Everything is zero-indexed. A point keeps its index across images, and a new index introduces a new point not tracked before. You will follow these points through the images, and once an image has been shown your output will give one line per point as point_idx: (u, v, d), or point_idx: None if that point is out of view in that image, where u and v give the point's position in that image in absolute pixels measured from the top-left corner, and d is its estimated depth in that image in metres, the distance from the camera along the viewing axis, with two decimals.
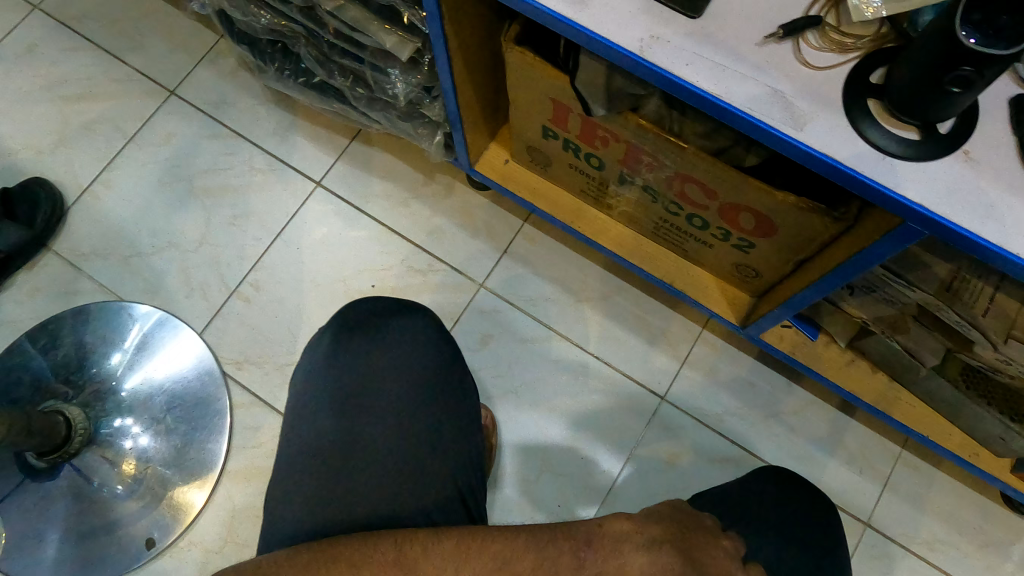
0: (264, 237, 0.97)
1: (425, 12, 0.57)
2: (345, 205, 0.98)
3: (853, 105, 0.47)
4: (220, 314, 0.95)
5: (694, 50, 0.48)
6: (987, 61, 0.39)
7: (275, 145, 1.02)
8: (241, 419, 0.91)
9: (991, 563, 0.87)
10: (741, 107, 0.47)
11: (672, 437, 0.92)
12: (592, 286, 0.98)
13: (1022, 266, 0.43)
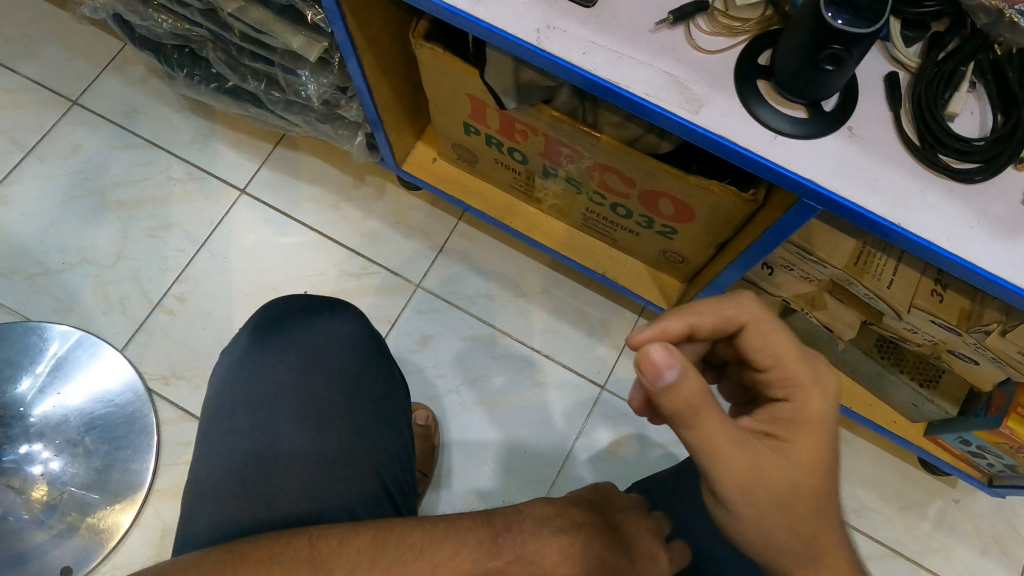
0: (188, 247, 0.98)
1: (325, 10, 0.56)
2: (273, 211, 1.00)
3: (746, 87, 0.47)
4: (143, 329, 0.94)
5: (590, 39, 0.48)
6: (853, 39, 0.41)
7: (195, 153, 1.02)
8: (171, 435, 0.90)
9: (915, 527, 0.90)
10: (640, 94, 0.47)
11: (614, 425, 0.93)
12: (530, 280, 0.98)
13: (904, 235, 0.46)
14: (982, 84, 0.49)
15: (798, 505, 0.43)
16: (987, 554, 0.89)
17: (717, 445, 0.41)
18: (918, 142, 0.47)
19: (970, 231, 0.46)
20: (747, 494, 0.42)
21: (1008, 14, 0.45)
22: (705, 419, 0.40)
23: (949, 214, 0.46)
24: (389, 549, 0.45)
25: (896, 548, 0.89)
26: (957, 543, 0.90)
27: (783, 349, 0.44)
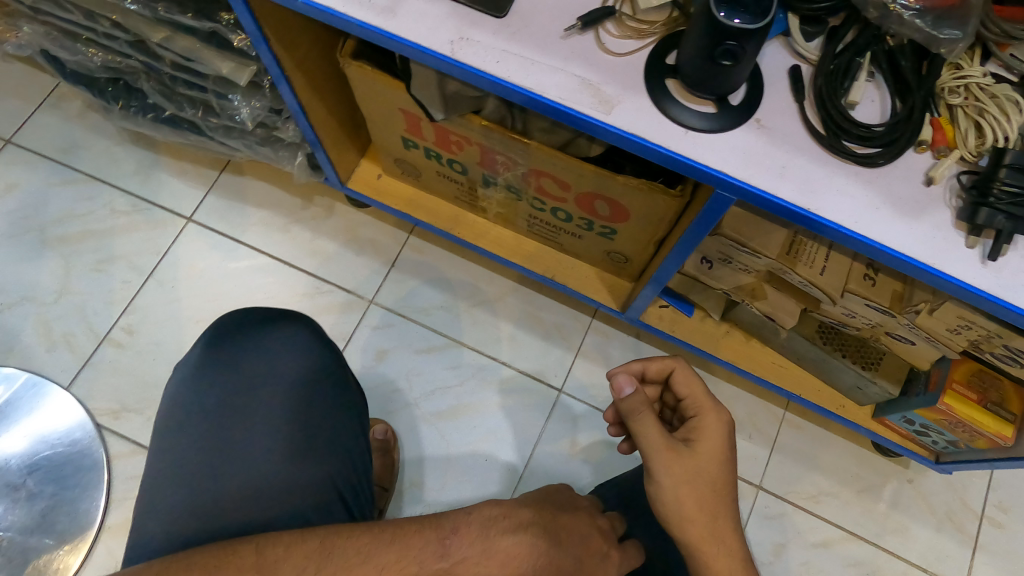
0: (135, 278, 0.97)
1: (248, 35, 0.57)
2: (220, 236, 1.00)
3: (655, 87, 0.49)
4: (90, 364, 0.93)
5: (502, 47, 0.50)
6: (744, 35, 0.43)
7: (139, 185, 1.02)
8: (122, 469, 0.89)
9: (868, 507, 0.96)
10: (553, 98, 0.49)
11: (574, 427, 0.93)
12: (484, 290, 0.99)
13: (814, 219, 0.47)
14: (880, 73, 0.51)
15: (717, 499, 0.53)
16: (939, 530, 0.95)
17: (655, 441, 0.53)
18: (824, 132, 0.49)
19: (874, 212, 0.48)
20: (678, 484, 0.52)
21: (894, 7, 0.48)
22: (645, 422, 0.53)
23: (854, 197, 0.48)
24: (338, 553, 0.43)
25: (852, 530, 0.95)
26: (911, 522, 0.96)
27: (701, 385, 0.57)
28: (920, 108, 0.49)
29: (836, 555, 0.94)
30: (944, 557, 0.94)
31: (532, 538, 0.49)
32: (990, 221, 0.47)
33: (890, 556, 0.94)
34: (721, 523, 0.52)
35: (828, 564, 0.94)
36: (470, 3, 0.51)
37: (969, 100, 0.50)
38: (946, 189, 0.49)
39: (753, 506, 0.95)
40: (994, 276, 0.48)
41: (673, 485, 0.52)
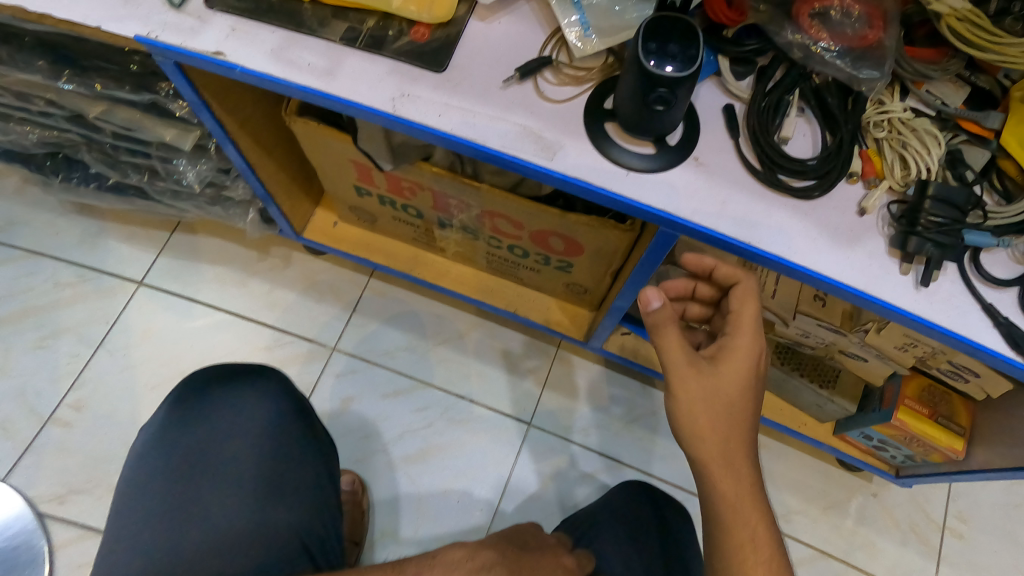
0: (84, 349, 0.95)
1: (187, 102, 0.58)
2: (172, 297, 0.99)
3: (596, 130, 0.50)
4: (31, 449, 0.90)
5: (443, 101, 0.51)
6: (673, 83, 0.43)
7: (86, 254, 1.00)
8: (66, 558, 0.86)
9: (837, 523, 0.98)
10: (496, 146, 0.49)
11: (546, 459, 0.93)
12: (448, 327, 0.99)
13: (755, 250, 0.49)
14: (810, 109, 0.53)
15: (731, 419, 0.51)
16: (906, 544, 0.97)
17: (674, 349, 0.52)
18: (759, 169, 0.51)
19: (812, 241, 0.50)
20: (694, 400, 0.51)
21: (815, 48, 0.51)
22: (666, 333, 0.52)
23: (792, 228, 0.50)
24: None
25: (823, 548, 0.96)
26: (878, 536, 0.97)
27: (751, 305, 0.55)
28: (847, 141, 0.51)
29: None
30: (910, 571, 0.95)
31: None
32: (920, 249, 0.49)
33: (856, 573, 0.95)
34: (732, 443, 0.51)
35: None
36: (409, 60, 0.52)
37: (892, 133, 0.52)
38: (878, 219, 0.51)
39: None
40: (927, 301, 0.50)
41: (685, 393, 0.52)
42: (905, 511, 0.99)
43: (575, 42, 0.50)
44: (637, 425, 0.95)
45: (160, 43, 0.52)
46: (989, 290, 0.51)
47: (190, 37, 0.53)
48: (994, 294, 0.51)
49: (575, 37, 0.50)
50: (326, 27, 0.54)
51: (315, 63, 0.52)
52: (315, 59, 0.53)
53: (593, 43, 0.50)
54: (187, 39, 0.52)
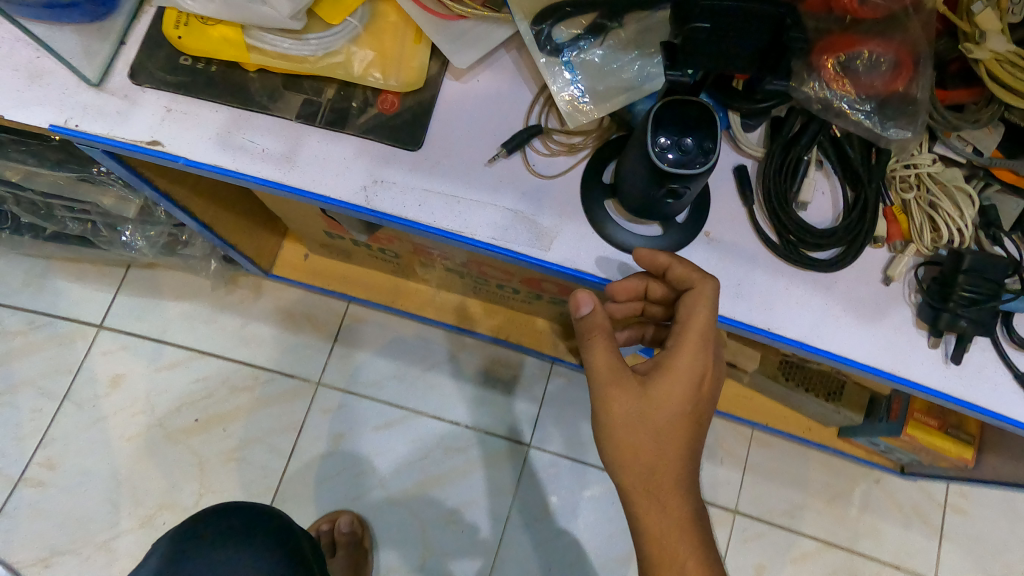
0: (47, 403, 0.90)
1: (122, 177, 0.54)
2: (136, 339, 0.92)
3: (597, 208, 0.45)
4: (6, 513, 0.86)
5: (422, 186, 0.45)
6: (686, 181, 0.39)
7: (32, 297, 0.93)
8: None
9: (840, 512, 1.02)
10: (486, 239, 0.44)
11: (546, 483, 0.90)
12: (436, 351, 0.94)
13: (774, 338, 0.47)
14: (829, 162, 0.49)
15: (664, 459, 0.43)
16: (908, 525, 1.02)
17: (600, 372, 0.44)
18: (779, 243, 0.47)
19: (833, 321, 0.48)
20: (618, 425, 0.43)
21: (839, 102, 0.46)
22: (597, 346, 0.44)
23: (814, 305, 0.48)
24: None
25: (828, 539, 1.01)
26: (882, 520, 1.02)
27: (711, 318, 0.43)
28: (871, 202, 0.47)
29: (813, 566, 1.00)
30: (916, 550, 1.01)
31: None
32: (951, 324, 0.47)
33: (861, 558, 1.01)
34: (667, 489, 0.43)
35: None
36: (377, 138, 0.46)
37: (921, 190, 0.50)
38: (906, 285, 0.50)
39: (732, 530, 1.00)
40: (957, 376, 0.49)
41: (613, 428, 0.44)
42: (907, 494, 1.04)
43: (567, 108, 0.44)
44: None
45: (82, 133, 0.47)
46: (1016, 352, 0.50)
47: (117, 125, 0.48)
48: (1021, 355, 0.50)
49: (568, 102, 0.44)
50: (280, 102, 0.48)
51: (270, 147, 0.47)
52: (269, 142, 0.47)
53: (589, 108, 0.44)
54: (114, 126, 0.47)
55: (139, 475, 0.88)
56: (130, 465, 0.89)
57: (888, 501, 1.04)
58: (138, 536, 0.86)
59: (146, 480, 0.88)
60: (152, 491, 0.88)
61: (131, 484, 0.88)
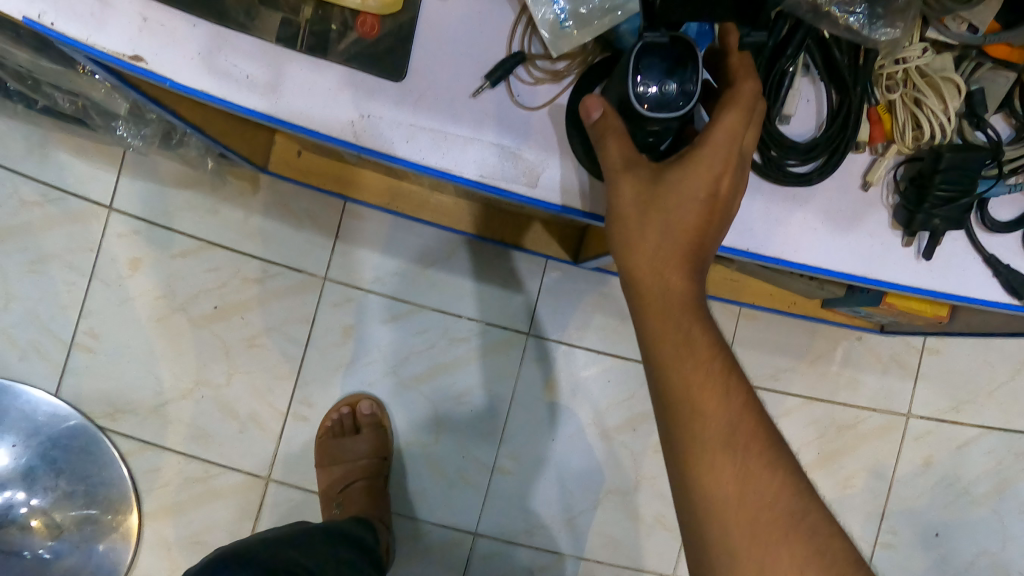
0: (77, 278, 0.96)
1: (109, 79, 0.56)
2: (146, 223, 0.96)
3: (576, 143, 0.48)
4: (67, 372, 0.96)
5: (411, 121, 0.47)
6: (666, 122, 0.44)
7: (38, 168, 0.94)
8: (138, 463, 0.98)
9: (819, 369, 1.15)
10: (473, 175, 0.48)
11: (547, 364, 1.04)
12: (436, 249, 1.00)
13: (748, 255, 0.50)
14: (814, 68, 0.50)
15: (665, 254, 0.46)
16: (886, 372, 1.18)
17: (611, 166, 0.45)
18: (763, 163, 0.49)
19: (815, 235, 0.50)
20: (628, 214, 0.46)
21: (828, 8, 0.46)
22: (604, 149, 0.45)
23: (792, 221, 0.50)
24: None
25: (810, 395, 1.15)
26: (861, 372, 1.17)
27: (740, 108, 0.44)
28: (854, 107, 0.48)
29: (797, 420, 1.15)
30: (890, 392, 1.18)
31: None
32: (925, 225, 0.50)
33: (841, 406, 1.16)
34: (674, 274, 0.46)
35: (789, 427, 1.14)
36: (365, 70, 0.47)
37: (907, 87, 0.51)
38: (884, 188, 0.51)
39: None
40: (927, 271, 0.52)
41: (623, 214, 0.46)
42: (888, 346, 1.18)
43: (551, 34, 0.47)
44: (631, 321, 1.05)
45: (58, 33, 0.45)
46: (986, 237, 0.53)
47: (93, 29, 0.45)
48: (991, 239, 0.53)
49: (550, 28, 0.47)
50: (258, 21, 0.46)
51: (254, 74, 0.46)
52: (252, 67, 0.46)
53: (574, 33, 0.47)
54: (91, 31, 0.45)
55: (173, 352, 0.98)
56: (163, 344, 0.98)
57: (868, 353, 1.18)
58: (184, 406, 0.98)
59: (181, 357, 0.98)
60: (188, 372, 0.98)
61: (167, 360, 0.98)
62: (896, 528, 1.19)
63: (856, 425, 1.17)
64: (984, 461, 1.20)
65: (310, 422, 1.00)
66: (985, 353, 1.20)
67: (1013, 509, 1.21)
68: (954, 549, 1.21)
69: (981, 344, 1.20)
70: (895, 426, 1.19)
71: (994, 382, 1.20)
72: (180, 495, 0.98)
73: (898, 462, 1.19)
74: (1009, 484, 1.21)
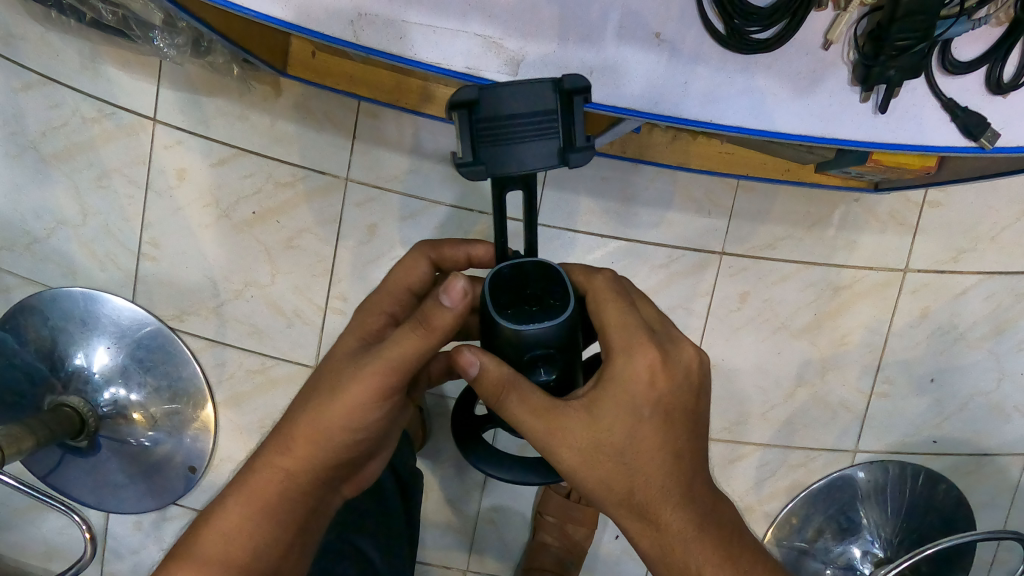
0: (135, 191, 1.22)
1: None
2: (186, 131, 1.19)
3: (549, 27, 0.56)
4: (139, 279, 1.25)
5: (402, 18, 0.56)
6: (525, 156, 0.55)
7: (93, 83, 1.18)
8: (207, 359, 1.26)
9: (819, 235, 1.21)
10: (461, 66, 0.57)
11: (553, 252, 1.17)
12: (445, 143, 1.19)
13: (716, 126, 0.58)
14: None
15: (634, 478, 0.57)
16: (884, 231, 1.24)
17: (534, 424, 0.57)
18: (727, 34, 0.56)
19: (772, 98, 0.58)
20: (576, 456, 0.57)
21: None
22: (509, 402, 0.57)
23: (754, 90, 0.58)
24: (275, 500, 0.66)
25: (807, 260, 1.21)
26: (857, 233, 1.23)
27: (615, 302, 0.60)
28: None
29: (792, 284, 1.21)
30: (887, 248, 1.25)
31: (238, 504, 0.65)
32: (879, 79, 0.57)
33: (837, 268, 1.23)
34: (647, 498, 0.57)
35: (786, 291, 1.21)
36: None
37: None
38: (843, 46, 0.58)
39: (719, 267, 1.19)
40: (883, 123, 0.59)
41: (575, 465, 0.57)
42: (886, 204, 1.24)
43: None
44: (632, 203, 1.16)
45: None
46: (946, 80, 0.59)
47: None
48: (952, 81, 0.60)
49: None
50: None
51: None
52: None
53: None
54: None
55: (220, 255, 1.23)
56: (213, 250, 1.23)
57: (867, 214, 1.23)
58: (238, 305, 1.24)
59: (230, 262, 1.23)
60: (235, 266, 1.23)
61: (218, 267, 1.24)
62: (890, 379, 1.29)
63: (852, 284, 1.24)
64: (983, 306, 1.28)
65: (345, 314, 1.23)
66: (986, 197, 1.25)
67: (1009, 347, 1.30)
68: (949, 391, 1.31)
69: (986, 187, 1.25)
70: (893, 281, 1.26)
71: (998, 227, 1.26)
72: (243, 384, 1.26)
73: (896, 314, 1.27)
74: (1007, 323, 1.29)
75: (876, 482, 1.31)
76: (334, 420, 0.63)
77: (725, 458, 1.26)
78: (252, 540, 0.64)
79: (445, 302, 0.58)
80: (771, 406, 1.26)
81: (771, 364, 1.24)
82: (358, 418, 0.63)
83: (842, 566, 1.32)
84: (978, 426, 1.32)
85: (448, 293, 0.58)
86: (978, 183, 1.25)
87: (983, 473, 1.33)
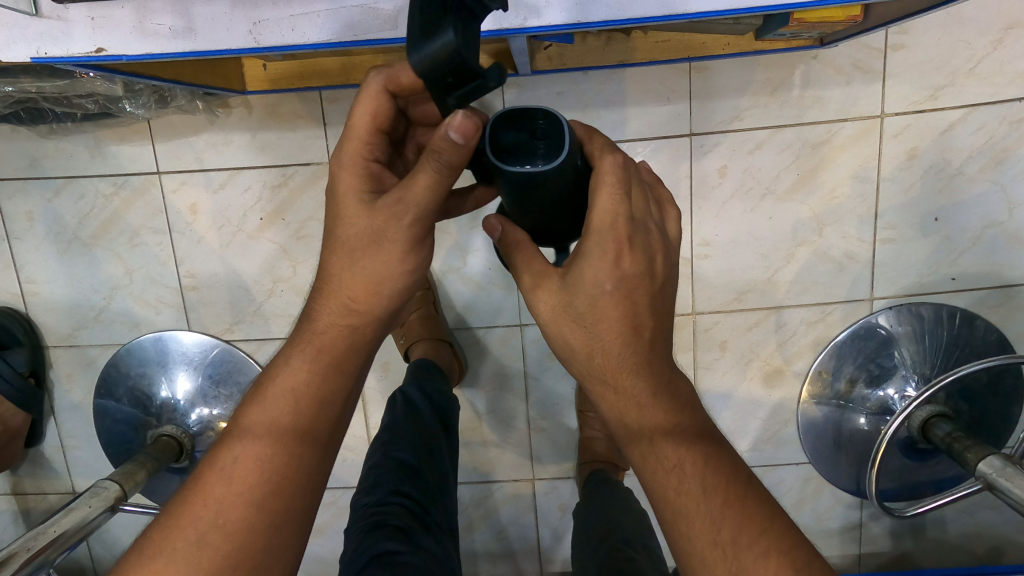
0: (162, 237, 1.39)
1: (103, 72, 0.85)
2: (188, 173, 1.35)
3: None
4: (188, 307, 1.43)
5: (289, 14, 0.72)
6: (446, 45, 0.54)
7: (104, 165, 1.35)
8: (263, 355, 1.44)
9: (783, 98, 1.25)
10: (349, 38, 0.74)
11: None
12: None
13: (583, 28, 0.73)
14: None
15: (598, 340, 0.65)
16: (851, 82, 1.25)
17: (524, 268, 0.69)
18: None
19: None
20: (551, 314, 0.67)
21: None
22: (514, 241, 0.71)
23: None
24: (318, 370, 0.70)
25: (778, 124, 1.26)
26: (823, 91, 1.25)
27: (608, 182, 0.63)
28: None
29: (769, 149, 1.27)
30: (859, 99, 1.25)
31: (305, 361, 0.70)
32: None
33: (811, 125, 1.27)
34: (615, 363, 0.66)
35: (764, 158, 1.28)
36: None
37: None
38: None
39: (691, 149, 1.27)
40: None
41: (549, 312, 0.67)
42: (846, 55, 1.24)
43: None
44: (592, 108, 1.26)
45: (52, 58, 0.73)
46: None
47: (67, 43, 0.73)
48: None
49: None
50: None
51: (174, 25, 0.72)
52: (171, 21, 0.72)
53: None
54: (67, 45, 0.73)
55: (249, 265, 1.39)
56: (241, 262, 1.39)
57: (829, 69, 1.25)
58: (274, 302, 1.41)
59: (260, 266, 1.39)
60: (262, 273, 1.40)
61: (249, 274, 1.40)
62: (892, 223, 1.31)
63: (830, 138, 1.27)
64: (975, 139, 1.27)
65: None
66: (953, 33, 1.23)
67: (1015, 174, 1.28)
68: (957, 227, 1.31)
69: (953, 20, 1.22)
70: (871, 129, 1.27)
71: (974, 59, 1.24)
72: None
73: (881, 161, 1.28)
74: (1007, 151, 1.27)
75: (913, 330, 1.33)
76: (386, 273, 0.69)
77: (743, 327, 1.36)
78: (314, 387, 0.69)
79: (457, 139, 0.59)
80: (776, 271, 1.33)
81: (765, 230, 1.31)
82: (403, 268, 0.69)
83: (876, 411, 1.35)
84: (997, 257, 1.33)
85: (456, 130, 0.59)
86: (941, 18, 1.22)
87: (1013, 303, 1.34)
